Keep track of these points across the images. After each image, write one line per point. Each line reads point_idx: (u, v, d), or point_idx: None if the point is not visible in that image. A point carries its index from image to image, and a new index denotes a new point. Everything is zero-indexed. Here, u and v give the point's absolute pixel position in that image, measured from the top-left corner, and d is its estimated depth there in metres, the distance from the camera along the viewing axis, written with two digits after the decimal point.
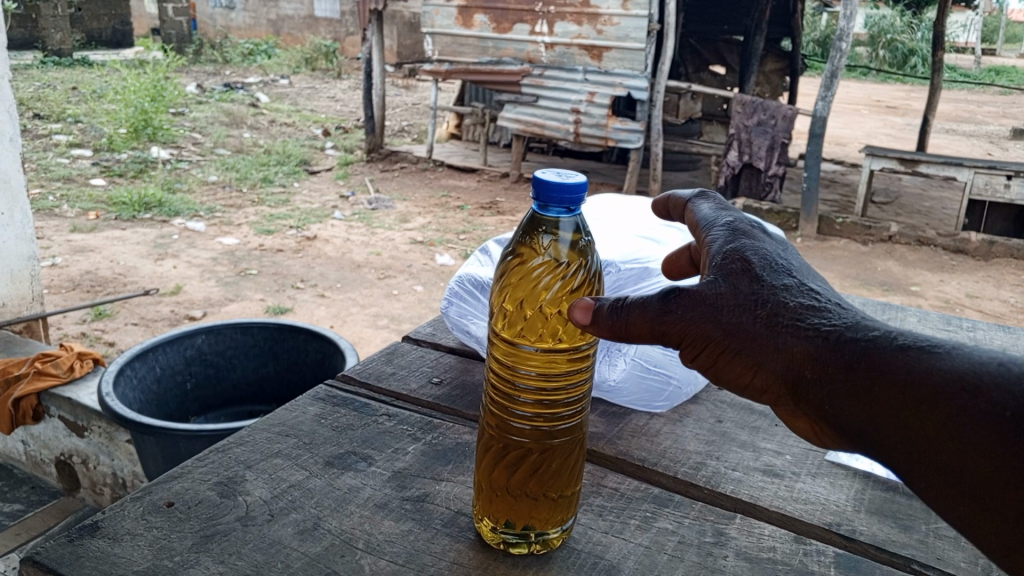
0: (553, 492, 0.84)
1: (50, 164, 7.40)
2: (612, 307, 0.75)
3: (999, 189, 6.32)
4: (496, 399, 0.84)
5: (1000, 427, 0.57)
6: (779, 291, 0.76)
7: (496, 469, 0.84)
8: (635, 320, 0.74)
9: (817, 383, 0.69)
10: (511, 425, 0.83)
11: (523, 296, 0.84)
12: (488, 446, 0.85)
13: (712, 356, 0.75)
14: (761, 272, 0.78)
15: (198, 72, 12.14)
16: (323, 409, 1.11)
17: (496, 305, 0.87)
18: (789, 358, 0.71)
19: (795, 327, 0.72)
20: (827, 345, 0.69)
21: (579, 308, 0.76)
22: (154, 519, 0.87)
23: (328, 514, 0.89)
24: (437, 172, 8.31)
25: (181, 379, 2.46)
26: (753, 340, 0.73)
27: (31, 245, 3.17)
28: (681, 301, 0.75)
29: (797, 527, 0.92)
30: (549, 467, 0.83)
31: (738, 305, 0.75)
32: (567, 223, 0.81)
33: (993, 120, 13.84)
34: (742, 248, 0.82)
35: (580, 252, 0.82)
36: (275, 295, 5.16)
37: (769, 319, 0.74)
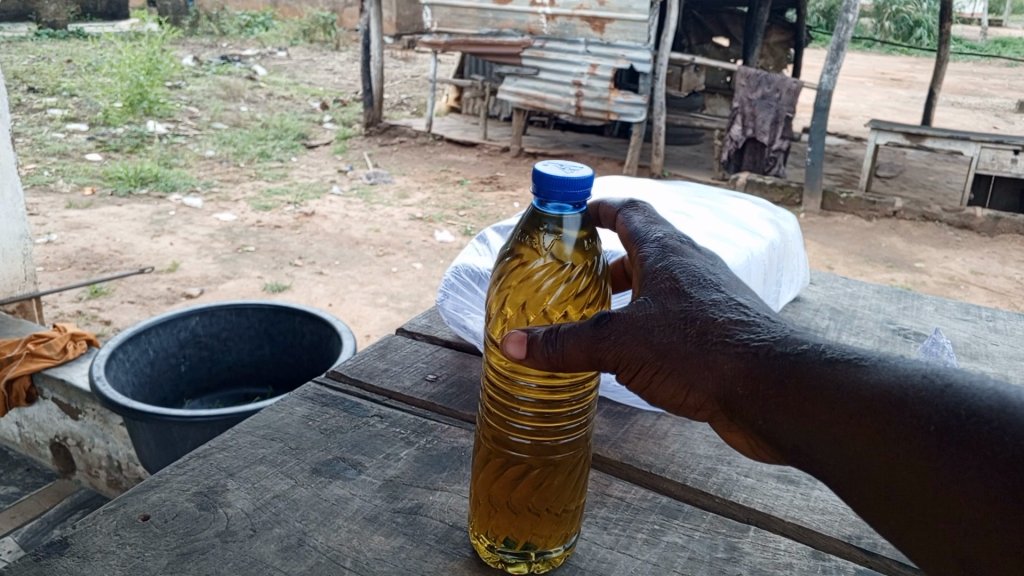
0: (558, 508, 0.78)
1: (46, 138, 7.30)
2: (547, 337, 0.68)
3: (1006, 164, 6.21)
4: (494, 414, 0.77)
5: (932, 439, 0.54)
6: (707, 304, 0.70)
7: (494, 488, 0.78)
8: (570, 351, 0.68)
9: (750, 402, 0.64)
10: (509, 440, 0.76)
11: (524, 300, 0.77)
12: (484, 460, 0.79)
13: (643, 377, 0.68)
14: (689, 288, 0.71)
15: (194, 44, 11.97)
16: (311, 409, 1.05)
17: (492, 309, 0.80)
18: (720, 376, 0.66)
19: (723, 342, 0.66)
20: (758, 362, 0.64)
21: (512, 341, 0.70)
22: (129, 535, 0.82)
23: (314, 528, 0.83)
24: (437, 147, 8.20)
25: (176, 362, 2.39)
26: (686, 359, 0.67)
27: (23, 223, 3.10)
28: (611, 323, 0.68)
29: (814, 540, 0.86)
30: (550, 483, 0.77)
31: (669, 322, 0.69)
32: (572, 219, 0.74)
33: (998, 93, 13.65)
34: (672, 263, 0.77)
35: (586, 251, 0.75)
36: (272, 272, 5.09)
37: (697, 336, 0.68)
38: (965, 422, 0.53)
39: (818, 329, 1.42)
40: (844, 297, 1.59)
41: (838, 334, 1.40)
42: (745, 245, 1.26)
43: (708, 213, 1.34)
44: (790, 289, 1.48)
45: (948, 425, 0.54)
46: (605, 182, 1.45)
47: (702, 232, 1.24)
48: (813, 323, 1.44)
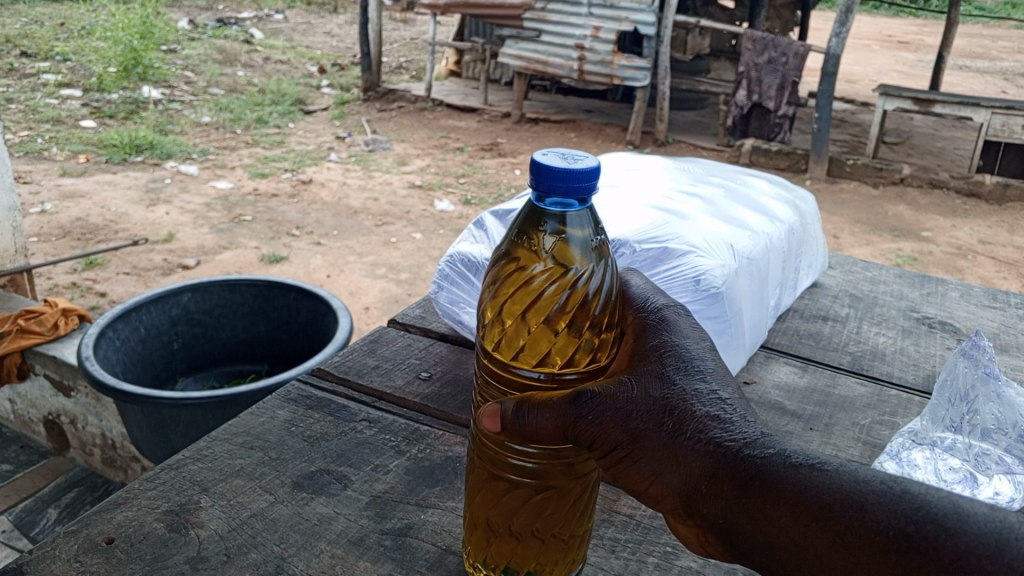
0: (564, 535, 0.71)
1: (39, 104, 7.15)
2: (517, 409, 0.62)
3: (1016, 130, 6.06)
4: (489, 446, 0.69)
5: (887, 548, 0.50)
6: (691, 391, 0.64)
7: (493, 516, 0.71)
8: (540, 426, 0.62)
9: (715, 499, 0.60)
10: (509, 463, 0.69)
11: (525, 307, 0.70)
12: (481, 487, 0.71)
13: (615, 458, 0.63)
14: (674, 371, 0.66)
15: (190, 7, 11.71)
16: (294, 413, 0.97)
17: (486, 318, 0.72)
18: (685, 471, 0.61)
19: (695, 434, 0.61)
20: (725, 460, 0.60)
21: (485, 416, 0.65)
22: (90, 562, 0.74)
23: (293, 553, 0.76)
24: (437, 112, 8.04)
25: (168, 339, 2.30)
26: (656, 446, 0.62)
27: (11, 195, 3.00)
28: (587, 403, 0.62)
29: None
30: (555, 509, 0.70)
31: (648, 410, 0.63)
32: (578, 215, 0.66)
33: (1008, 56, 13.39)
34: (657, 331, 0.71)
35: (593, 255, 0.67)
36: (270, 243, 4.99)
37: (666, 419, 0.63)
38: (915, 528, 0.50)
39: (837, 319, 1.34)
40: (863, 283, 1.52)
41: (859, 324, 1.33)
42: (761, 230, 1.18)
43: (722, 194, 1.24)
44: (808, 274, 1.40)
45: (904, 530, 0.50)
46: (609, 159, 1.35)
47: (714, 215, 1.15)
48: (832, 312, 1.36)
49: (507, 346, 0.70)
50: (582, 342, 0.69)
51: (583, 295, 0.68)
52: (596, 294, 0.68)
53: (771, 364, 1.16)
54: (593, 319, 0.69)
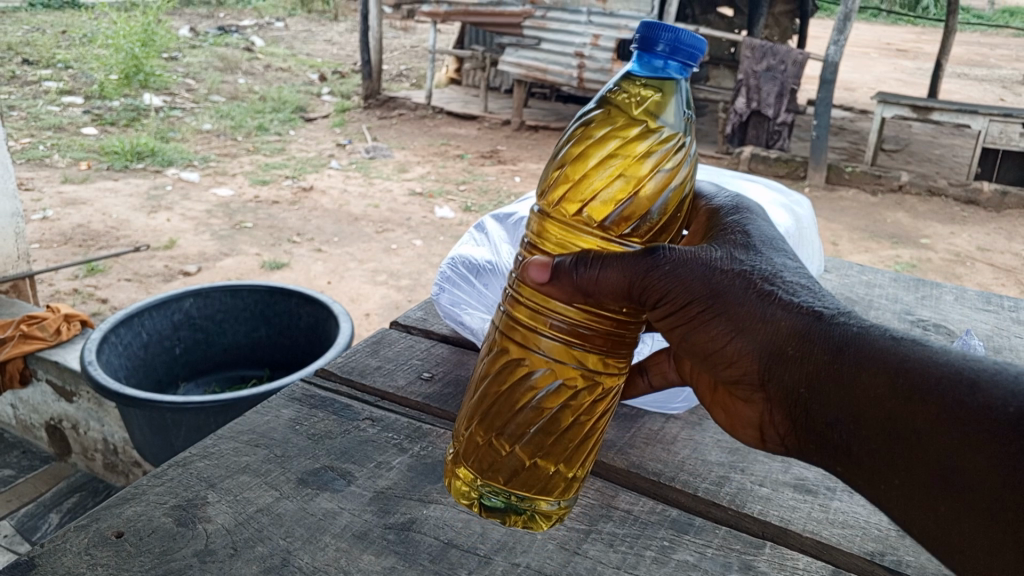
0: (554, 464, 0.82)
1: (40, 111, 7.18)
2: (578, 262, 0.70)
3: (1014, 137, 6.08)
4: (522, 320, 0.80)
5: (997, 422, 0.55)
6: (778, 270, 0.71)
7: (495, 401, 0.82)
8: (615, 271, 0.69)
9: (797, 361, 0.66)
10: (535, 348, 0.80)
11: (591, 172, 0.82)
12: (493, 375, 0.83)
13: (689, 314, 0.70)
14: (761, 251, 0.72)
15: (191, 15, 11.76)
16: (299, 411, 0.99)
17: (555, 172, 0.83)
18: (771, 333, 0.67)
19: (783, 300, 0.67)
20: (816, 324, 0.66)
21: (535, 267, 0.72)
22: (100, 554, 0.76)
23: (299, 547, 0.78)
24: (437, 119, 8.07)
25: (170, 344, 2.32)
26: (738, 306, 0.68)
27: (14, 201, 3.02)
28: (666, 255, 0.69)
29: (831, 556, 0.81)
30: (551, 431, 0.82)
31: (733, 271, 0.70)
32: (672, 88, 0.79)
33: (1005, 64, 13.44)
34: (741, 223, 0.78)
35: (680, 129, 0.80)
36: (271, 249, 5.01)
37: (757, 287, 0.69)
38: None
39: None
40: (859, 286, 1.54)
41: None
42: None
43: None
44: None
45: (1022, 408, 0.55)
46: None
47: None
48: None
49: (567, 202, 0.82)
50: (639, 214, 0.81)
51: (649, 167, 0.81)
52: (666, 169, 0.81)
53: None
54: (654, 195, 0.81)
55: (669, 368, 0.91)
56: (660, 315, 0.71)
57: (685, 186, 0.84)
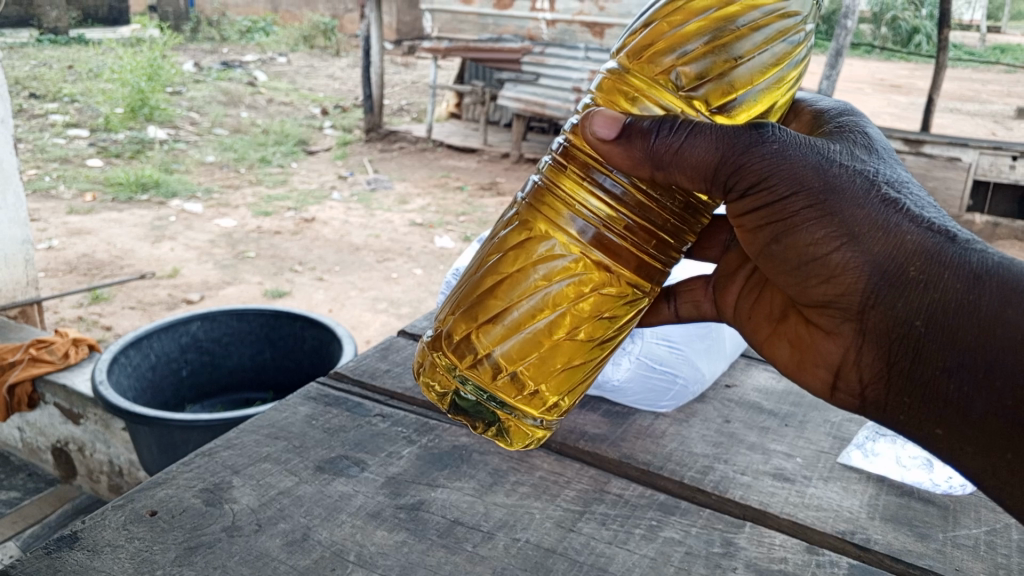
0: (545, 389, 0.88)
1: (46, 144, 7.31)
2: (662, 127, 0.73)
3: (1004, 170, 6.19)
4: (562, 188, 0.85)
5: None
6: (900, 177, 0.72)
7: (505, 279, 0.87)
8: (703, 144, 0.71)
9: (921, 284, 0.68)
10: (563, 219, 0.85)
11: (690, 35, 0.85)
12: (506, 247, 0.88)
13: (788, 210, 0.71)
14: (879, 156, 0.74)
15: (195, 51, 12.00)
16: (314, 409, 1.07)
17: (658, 22, 0.88)
18: (895, 246, 0.69)
19: (910, 212, 0.69)
20: (944, 241, 0.68)
21: (603, 123, 0.76)
22: (137, 530, 0.83)
23: (318, 524, 0.85)
24: (437, 152, 8.23)
25: (177, 366, 2.38)
26: (852, 207, 0.69)
27: (25, 228, 3.08)
28: (770, 137, 0.71)
29: (808, 535, 0.88)
30: (550, 335, 0.87)
31: (852, 168, 0.70)
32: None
33: (997, 99, 13.67)
34: (852, 127, 0.79)
35: (798, 8, 0.86)
36: (273, 278, 5.10)
37: (883, 194, 0.69)
38: None
39: None
40: None
41: None
42: None
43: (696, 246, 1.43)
44: None
45: None
46: None
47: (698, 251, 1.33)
48: None
49: (660, 58, 0.86)
50: (729, 92, 0.85)
51: (755, 39, 0.84)
52: (769, 50, 0.85)
53: (750, 372, 1.28)
54: (753, 73, 0.85)
55: (702, 299, 1.01)
56: (749, 205, 0.73)
57: (787, 80, 0.88)
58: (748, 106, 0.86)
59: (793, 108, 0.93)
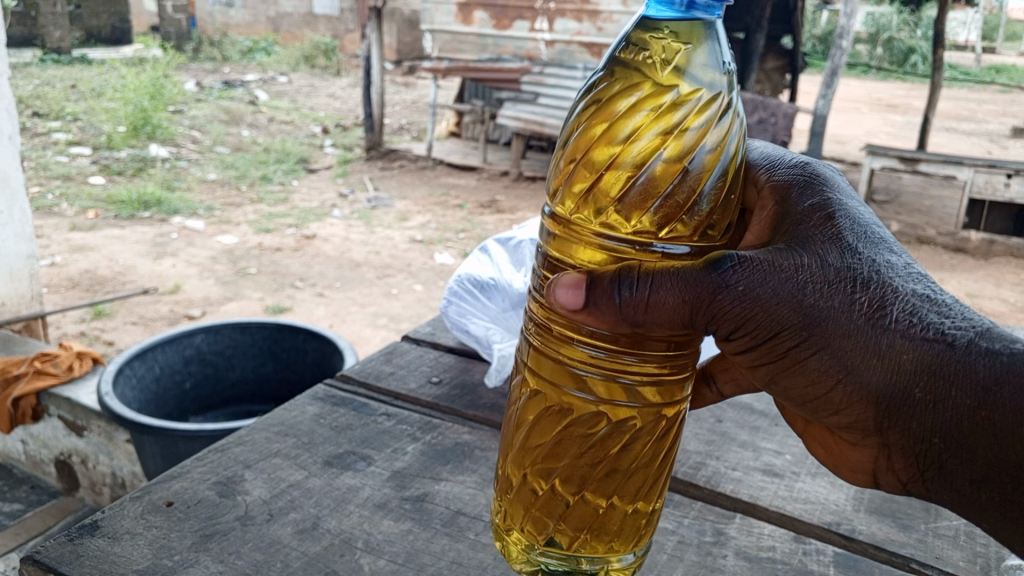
0: (632, 505, 0.78)
1: (50, 162, 7.39)
2: (622, 282, 0.67)
3: (999, 188, 6.21)
4: (552, 351, 0.76)
5: None
6: (887, 271, 0.67)
7: (537, 456, 0.78)
8: (678, 292, 0.66)
9: (931, 404, 0.65)
10: (575, 373, 0.75)
11: (625, 155, 0.78)
12: (524, 420, 0.78)
13: (785, 340, 0.68)
14: (862, 247, 0.69)
15: (197, 70, 12.13)
16: (322, 408, 1.11)
17: (575, 157, 0.80)
18: (894, 370, 0.66)
19: (902, 328, 0.65)
20: (940, 355, 0.64)
21: (566, 287, 0.69)
22: (154, 519, 0.87)
23: (327, 513, 0.89)
24: (437, 170, 8.30)
25: (181, 379, 2.37)
26: (843, 336, 0.66)
27: (30, 243, 3.10)
28: (738, 273, 0.66)
29: (796, 527, 0.92)
30: (616, 468, 0.77)
31: (832, 287, 0.66)
32: (695, 28, 0.76)
33: (992, 118, 13.77)
34: (834, 206, 0.74)
35: (720, 80, 0.77)
36: (274, 294, 5.15)
37: (870, 314, 0.65)
38: None
39: None
40: None
41: None
42: None
43: None
44: None
45: None
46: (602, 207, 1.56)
47: None
48: None
49: (603, 188, 0.78)
50: (681, 205, 0.75)
51: (690, 139, 0.76)
52: (708, 144, 0.76)
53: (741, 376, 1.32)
54: (701, 174, 0.76)
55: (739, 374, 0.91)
56: (746, 347, 0.70)
57: (734, 164, 0.79)
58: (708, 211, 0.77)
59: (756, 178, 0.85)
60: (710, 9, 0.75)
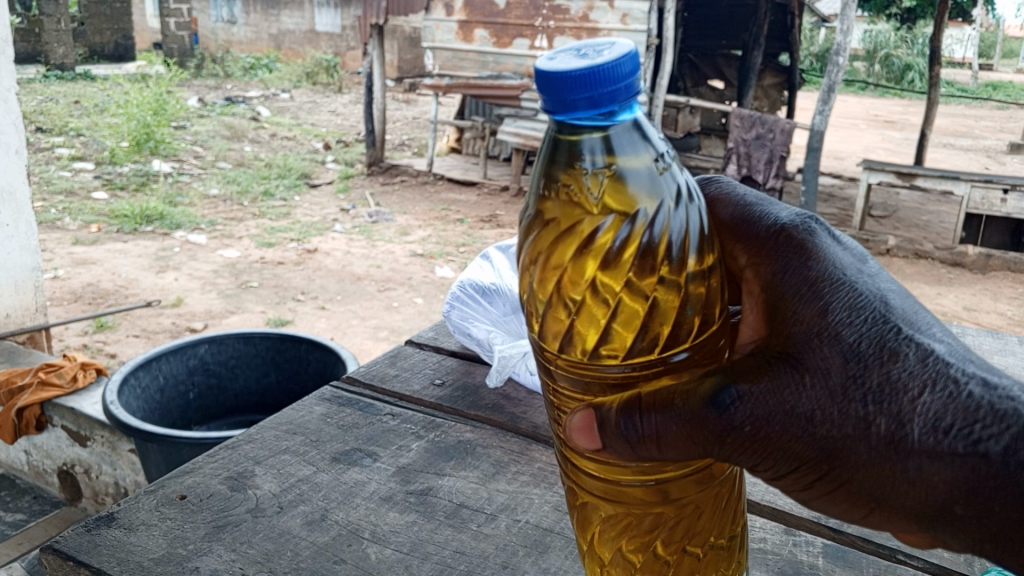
0: (723, 536, 0.72)
1: (53, 177, 7.44)
2: (626, 421, 0.60)
3: (995, 203, 6.24)
4: (591, 471, 0.70)
5: None
6: (900, 375, 0.57)
7: (622, 547, 0.72)
8: (682, 436, 0.59)
9: (983, 525, 0.54)
10: (623, 480, 0.69)
11: (606, 263, 0.67)
12: (590, 524, 0.73)
13: (808, 471, 0.60)
14: (865, 350, 0.59)
15: (199, 86, 12.24)
16: (328, 409, 1.15)
17: (541, 298, 0.69)
18: (931, 495, 0.56)
19: (926, 450, 0.55)
20: (978, 474, 0.54)
21: (581, 433, 0.62)
22: (168, 511, 0.90)
23: (335, 506, 0.92)
24: (437, 185, 8.36)
25: (184, 390, 2.38)
26: (866, 469, 0.57)
27: (35, 255, 3.13)
28: (733, 405, 0.58)
29: (786, 518, 0.95)
30: (698, 520, 0.71)
31: (840, 414, 0.57)
32: (622, 131, 0.62)
33: (990, 135, 13.84)
34: (835, 287, 0.64)
35: (659, 169, 0.64)
36: (275, 307, 5.18)
37: (888, 437, 0.56)
38: None
39: None
40: None
41: None
42: None
43: None
44: None
45: None
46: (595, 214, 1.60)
47: None
48: None
49: (594, 292, 0.68)
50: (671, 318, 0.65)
51: (667, 239, 0.64)
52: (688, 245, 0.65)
53: None
54: (685, 266, 0.65)
55: None
56: (772, 478, 0.61)
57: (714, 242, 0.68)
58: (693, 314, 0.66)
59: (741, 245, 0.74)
60: (626, 108, 0.61)
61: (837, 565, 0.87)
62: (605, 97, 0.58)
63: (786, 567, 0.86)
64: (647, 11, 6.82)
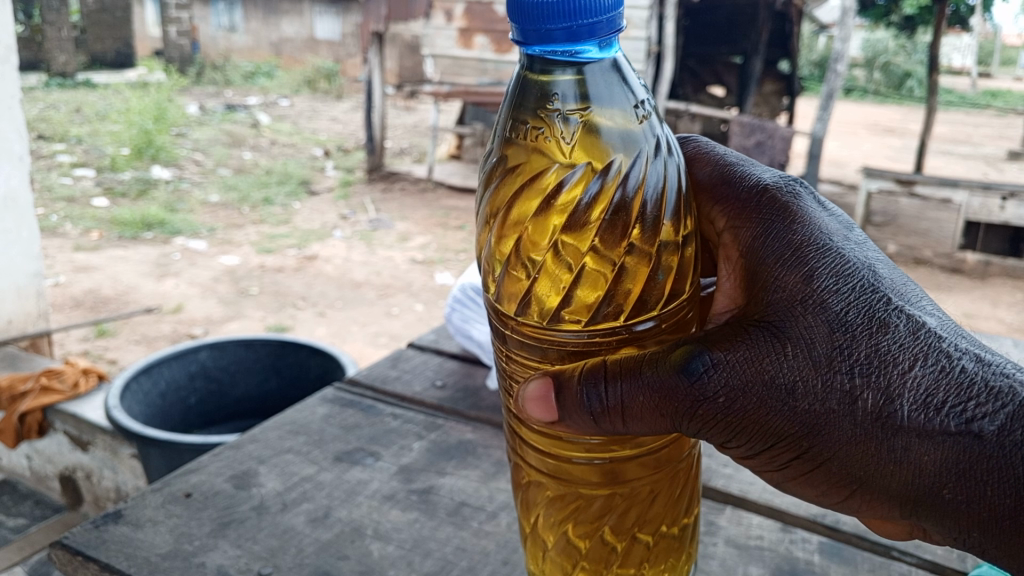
0: (673, 524, 0.74)
1: (54, 184, 7.47)
2: (590, 391, 0.63)
3: (994, 210, 6.22)
4: (542, 451, 0.72)
5: None
6: (889, 346, 0.60)
7: (569, 531, 0.74)
8: (657, 406, 0.62)
9: (961, 503, 0.60)
10: (574, 460, 0.71)
11: (571, 220, 0.70)
12: (536, 505, 0.75)
13: (784, 441, 0.63)
14: (851, 320, 0.61)
15: (199, 94, 12.28)
16: (331, 409, 1.16)
17: (498, 268, 0.71)
18: (918, 472, 0.60)
19: (914, 432, 0.59)
20: (965, 454, 0.58)
21: (534, 401, 0.65)
22: (174, 508, 0.92)
23: (338, 504, 0.94)
24: (437, 192, 8.37)
25: (185, 394, 2.38)
26: (847, 440, 0.61)
27: (37, 262, 3.15)
28: (707, 377, 0.61)
29: (784, 517, 0.97)
30: (652, 504, 0.73)
31: (825, 389, 0.61)
32: (598, 72, 0.64)
33: (989, 142, 13.87)
34: (820, 255, 0.66)
35: (628, 121, 0.66)
36: (275, 314, 5.20)
37: (875, 414, 0.60)
38: None
39: None
40: None
41: None
42: None
43: None
44: None
45: None
46: None
47: None
48: None
49: (557, 253, 0.70)
50: (639, 282, 0.68)
51: (631, 197, 0.67)
52: (660, 202, 0.68)
53: None
54: (656, 221, 0.68)
55: None
56: (748, 451, 0.66)
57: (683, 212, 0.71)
58: (662, 280, 0.69)
59: (719, 212, 0.77)
60: (604, 47, 0.63)
61: (833, 561, 0.89)
62: (583, 30, 0.59)
63: (783, 564, 0.88)
64: (646, 17, 6.83)
